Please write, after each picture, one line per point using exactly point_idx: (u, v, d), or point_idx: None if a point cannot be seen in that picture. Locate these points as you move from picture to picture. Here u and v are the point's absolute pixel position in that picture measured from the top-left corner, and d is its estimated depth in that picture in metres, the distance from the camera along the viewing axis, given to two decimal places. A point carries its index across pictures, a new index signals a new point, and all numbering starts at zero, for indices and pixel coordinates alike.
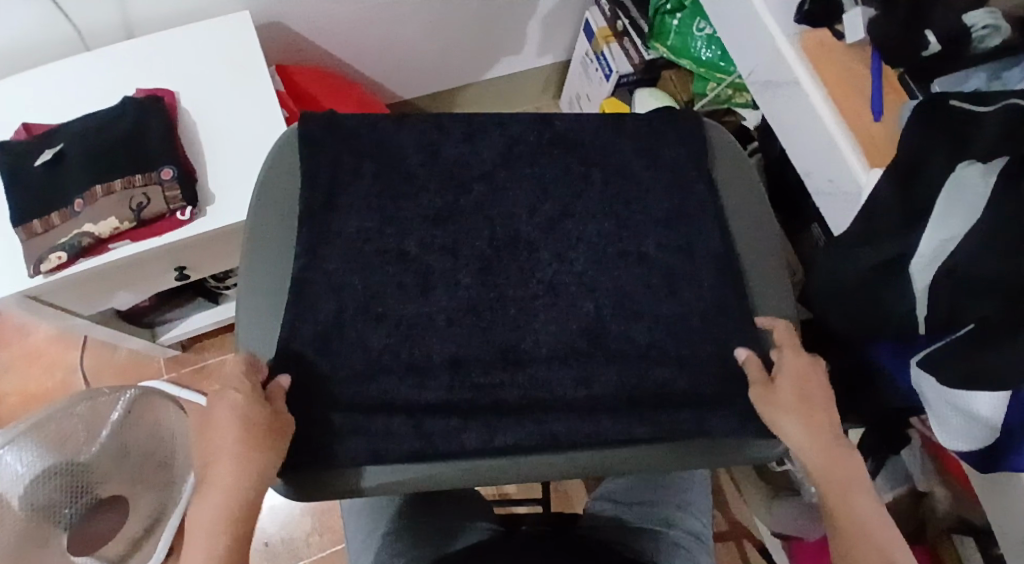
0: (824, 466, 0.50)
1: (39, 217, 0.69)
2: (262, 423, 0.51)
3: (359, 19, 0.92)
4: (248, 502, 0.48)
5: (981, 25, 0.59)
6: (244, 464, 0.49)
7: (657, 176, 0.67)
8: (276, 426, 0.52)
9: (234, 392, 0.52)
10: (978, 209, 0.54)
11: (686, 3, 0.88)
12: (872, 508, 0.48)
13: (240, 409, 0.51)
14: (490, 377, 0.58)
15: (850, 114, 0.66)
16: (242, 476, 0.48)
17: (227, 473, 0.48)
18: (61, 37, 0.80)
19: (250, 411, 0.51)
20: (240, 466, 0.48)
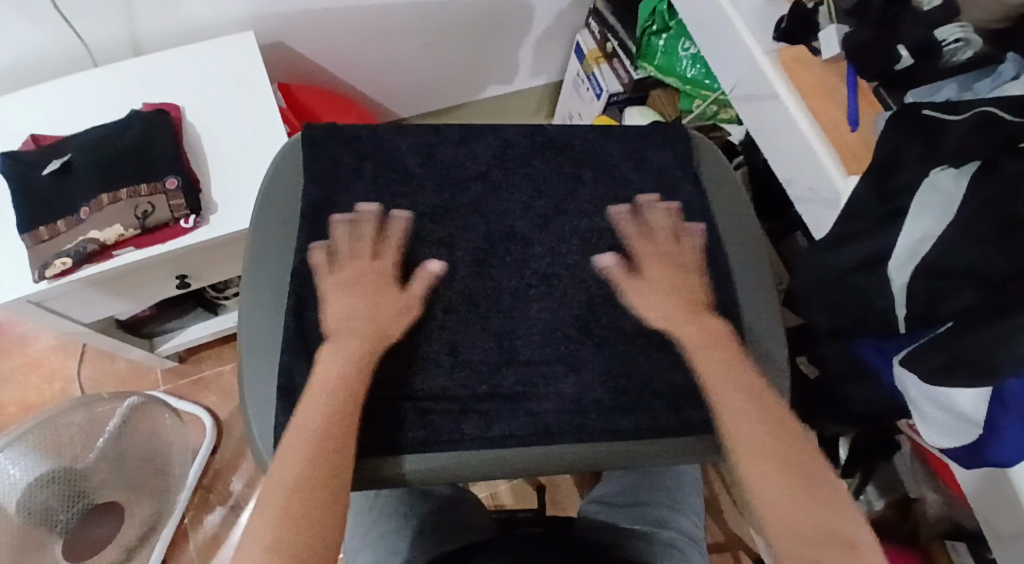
0: (726, 381, 0.55)
1: (45, 225, 0.71)
2: (386, 311, 0.60)
3: (359, 38, 0.96)
4: (364, 365, 0.56)
5: (952, 38, 0.62)
6: (365, 335, 0.58)
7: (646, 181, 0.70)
8: (407, 310, 0.61)
9: (370, 273, 0.61)
10: (950, 212, 0.57)
11: (672, 24, 0.90)
12: (756, 416, 0.53)
13: (363, 289, 0.60)
14: (490, 374, 0.60)
15: (828, 124, 0.69)
16: (346, 373, 0.55)
17: (349, 341, 0.57)
18: (72, 52, 0.83)
19: (381, 292, 0.60)
20: (353, 344, 0.57)
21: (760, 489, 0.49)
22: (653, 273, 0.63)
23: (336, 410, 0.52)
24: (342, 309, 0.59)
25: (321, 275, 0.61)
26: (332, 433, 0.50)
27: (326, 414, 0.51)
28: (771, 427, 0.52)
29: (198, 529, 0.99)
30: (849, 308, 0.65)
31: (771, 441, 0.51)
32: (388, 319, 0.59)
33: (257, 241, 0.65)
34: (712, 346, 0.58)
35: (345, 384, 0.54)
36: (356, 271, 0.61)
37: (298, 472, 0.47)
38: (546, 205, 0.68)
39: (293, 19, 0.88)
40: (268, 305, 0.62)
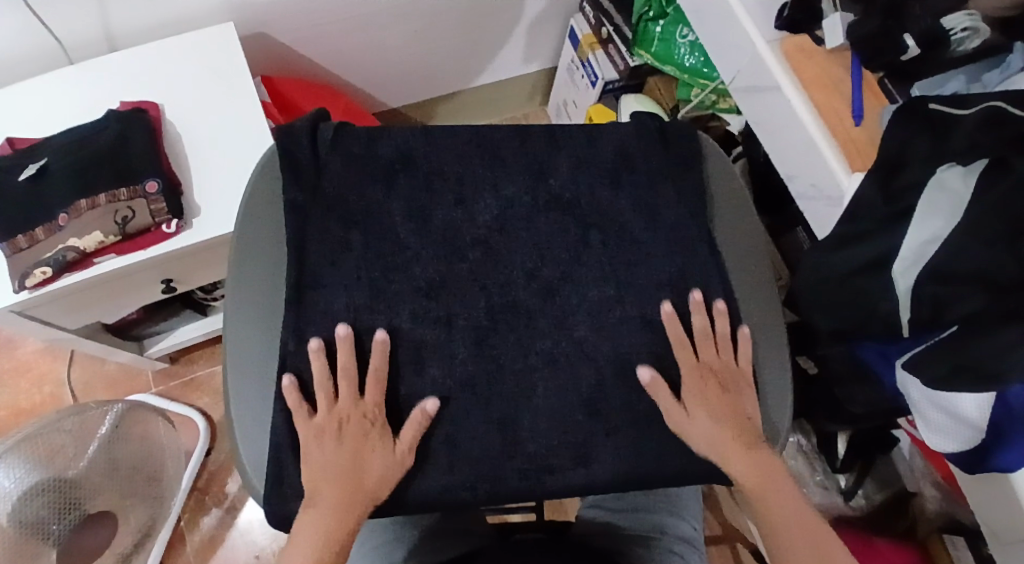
0: (724, 438, 0.59)
1: (23, 233, 0.69)
2: (370, 469, 0.56)
3: (344, 29, 0.92)
4: (353, 499, 0.55)
5: (960, 27, 0.59)
6: (348, 485, 0.55)
7: (641, 181, 0.68)
8: (396, 467, 0.57)
9: (345, 422, 0.57)
10: (959, 212, 0.54)
11: (669, 10, 0.87)
12: (792, 519, 0.56)
13: (345, 444, 0.56)
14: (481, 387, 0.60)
15: (831, 118, 0.67)
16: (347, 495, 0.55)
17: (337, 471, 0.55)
18: (45, 50, 0.79)
19: (366, 449, 0.57)
20: (341, 494, 0.55)
21: (777, 535, 0.56)
22: (696, 395, 0.60)
23: (329, 531, 0.53)
24: (327, 460, 0.55)
25: (298, 422, 0.57)
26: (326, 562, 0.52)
27: (314, 544, 0.53)
28: (806, 532, 0.55)
29: (195, 531, 0.99)
30: (852, 310, 0.64)
31: (806, 550, 0.54)
32: (373, 476, 0.56)
33: (243, 251, 0.63)
34: (717, 399, 0.60)
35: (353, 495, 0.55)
36: (337, 420, 0.57)
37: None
38: (538, 209, 0.66)
39: (275, 11, 0.85)
40: (255, 322, 0.61)
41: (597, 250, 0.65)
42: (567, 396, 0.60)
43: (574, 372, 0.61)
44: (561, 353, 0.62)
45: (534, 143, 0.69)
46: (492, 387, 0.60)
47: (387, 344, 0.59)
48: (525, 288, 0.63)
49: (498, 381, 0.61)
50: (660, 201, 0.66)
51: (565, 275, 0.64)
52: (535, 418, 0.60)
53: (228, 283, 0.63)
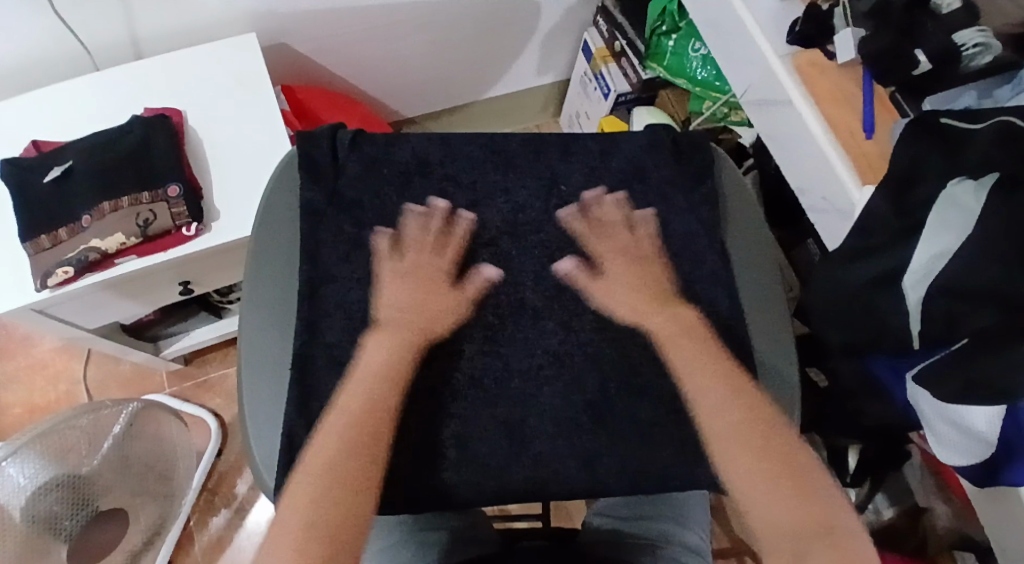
0: (713, 386, 0.56)
1: (46, 233, 0.71)
2: (441, 306, 0.62)
3: (362, 40, 0.94)
4: (404, 361, 0.58)
5: (971, 43, 0.60)
6: (401, 342, 0.59)
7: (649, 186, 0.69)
8: (457, 309, 0.62)
9: (436, 271, 0.63)
10: (970, 225, 0.55)
11: (681, 24, 0.88)
12: (732, 405, 0.55)
13: (416, 281, 0.62)
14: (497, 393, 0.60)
15: (843, 132, 0.67)
16: (396, 360, 0.58)
17: (382, 353, 0.58)
18: (72, 56, 0.82)
19: (435, 287, 0.62)
20: (398, 336, 0.59)
21: (733, 473, 0.51)
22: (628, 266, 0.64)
23: (359, 415, 0.53)
24: (391, 303, 0.61)
25: (384, 262, 0.63)
26: (359, 447, 0.51)
27: (348, 423, 0.53)
28: (749, 417, 0.54)
29: (204, 531, 1.00)
30: (860, 321, 0.64)
31: (748, 430, 0.53)
32: (440, 319, 0.61)
33: (259, 254, 0.64)
34: (692, 343, 0.59)
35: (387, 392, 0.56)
36: (416, 267, 0.63)
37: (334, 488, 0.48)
38: (549, 212, 0.67)
39: (295, 21, 0.87)
40: (270, 324, 0.62)
41: (607, 255, 0.66)
42: (576, 399, 0.61)
43: (584, 377, 0.62)
44: (570, 359, 0.62)
45: (543, 148, 0.70)
46: (500, 391, 0.61)
47: (455, 214, 0.66)
48: (536, 294, 0.64)
49: (508, 385, 0.61)
50: (672, 211, 0.67)
51: (576, 282, 0.65)
52: (546, 423, 0.60)
53: (244, 285, 0.64)
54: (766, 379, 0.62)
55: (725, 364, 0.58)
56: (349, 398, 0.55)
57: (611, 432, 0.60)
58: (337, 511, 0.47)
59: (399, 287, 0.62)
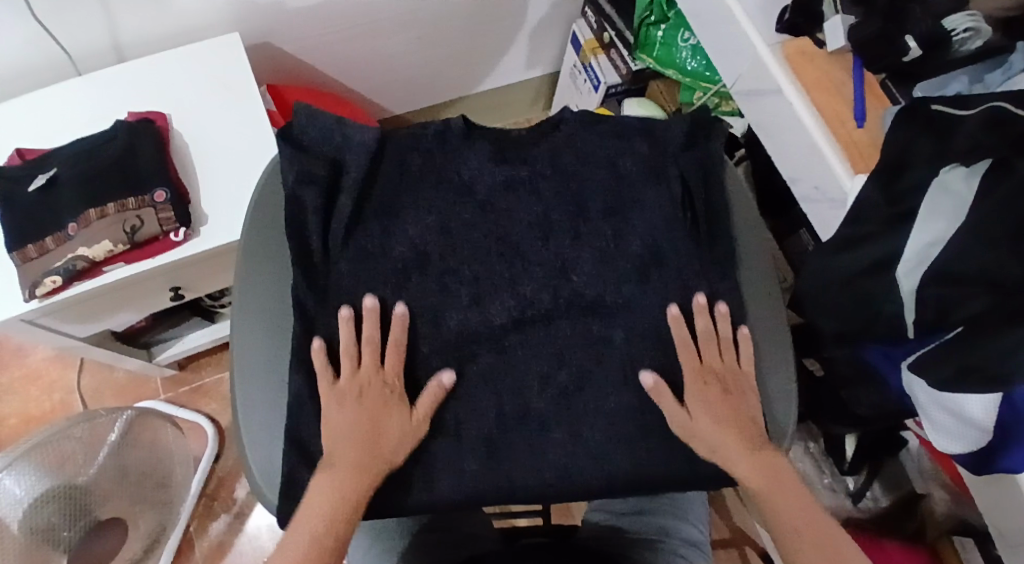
0: (728, 442, 0.57)
1: (33, 243, 0.70)
2: (390, 430, 0.56)
3: (348, 37, 0.93)
4: (371, 407, 0.57)
5: (962, 29, 0.58)
6: (366, 395, 0.57)
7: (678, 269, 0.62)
8: (412, 431, 0.57)
9: (384, 388, 0.58)
10: (963, 212, 0.54)
11: (670, 14, 0.86)
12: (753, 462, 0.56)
13: (364, 406, 0.57)
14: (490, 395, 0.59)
15: (834, 121, 0.67)
16: (364, 466, 0.55)
17: (347, 406, 0.57)
18: (53, 62, 0.80)
19: (385, 410, 0.57)
20: (365, 394, 0.57)
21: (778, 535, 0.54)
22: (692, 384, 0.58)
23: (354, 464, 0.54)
24: (337, 428, 0.56)
25: (322, 385, 0.57)
26: (339, 518, 0.53)
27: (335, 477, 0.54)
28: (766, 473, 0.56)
29: (203, 536, 1.00)
30: (855, 312, 0.64)
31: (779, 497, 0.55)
32: (390, 444, 0.56)
33: (249, 259, 0.63)
34: (701, 383, 0.58)
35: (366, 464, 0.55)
36: (358, 386, 0.57)
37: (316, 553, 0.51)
38: (559, 307, 0.61)
39: (279, 20, 0.86)
40: (260, 329, 0.61)
41: None
42: None
43: None
44: None
45: (557, 213, 0.63)
46: None
47: (407, 319, 0.59)
48: None
49: None
50: None
51: None
52: None
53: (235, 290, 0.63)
54: (762, 371, 0.62)
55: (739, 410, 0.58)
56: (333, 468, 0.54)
57: None
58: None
59: (347, 411, 0.57)
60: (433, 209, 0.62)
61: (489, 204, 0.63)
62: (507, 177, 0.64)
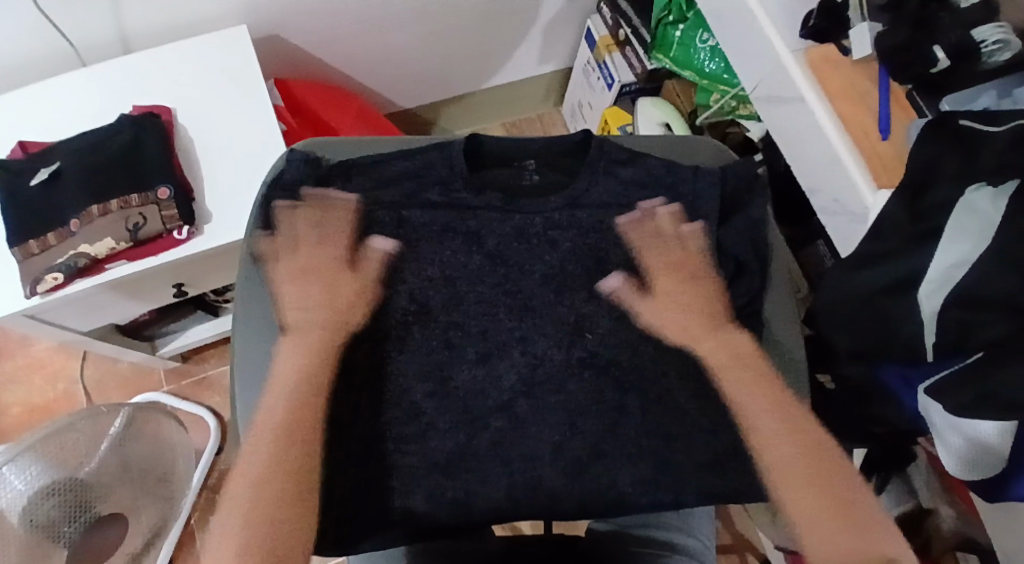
0: (762, 404, 0.54)
1: (35, 238, 0.69)
2: (353, 309, 0.57)
3: (358, 31, 0.91)
4: (325, 363, 0.55)
5: (991, 40, 0.57)
6: (309, 364, 0.54)
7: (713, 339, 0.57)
8: (368, 307, 0.58)
9: (324, 264, 0.58)
10: (987, 236, 0.53)
11: (689, 14, 0.83)
12: (767, 407, 0.54)
13: (322, 281, 0.57)
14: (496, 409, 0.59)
15: (857, 131, 0.64)
16: (327, 348, 0.55)
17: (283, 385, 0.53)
18: (57, 53, 0.79)
19: (337, 284, 0.57)
20: (313, 348, 0.55)
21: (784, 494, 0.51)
22: (664, 289, 0.59)
23: (283, 432, 0.51)
24: (291, 304, 0.56)
25: (275, 263, 0.58)
26: (271, 486, 0.48)
27: (267, 445, 0.50)
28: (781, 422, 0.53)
29: (205, 529, 1.00)
30: (870, 331, 0.62)
31: (790, 445, 0.52)
32: (349, 321, 0.57)
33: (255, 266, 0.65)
34: (740, 368, 0.56)
35: (279, 435, 0.51)
36: (301, 262, 0.57)
37: (270, 528, 0.47)
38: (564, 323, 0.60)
39: (288, 13, 0.84)
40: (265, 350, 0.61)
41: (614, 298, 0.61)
42: (574, 412, 0.60)
43: (582, 390, 0.60)
44: (569, 370, 0.60)
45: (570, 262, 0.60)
46: (499, 406, 0.60)
47: (392, 253, 0.59)
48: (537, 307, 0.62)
49: (507, 401, 0.60)
50: None
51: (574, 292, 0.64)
52: (546, 437, 0.59)
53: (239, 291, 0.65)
54: None
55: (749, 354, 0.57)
56: (257, 443, 0.50)
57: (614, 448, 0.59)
58: (271, 542, 0.47)
59: (297, 285, 0.57)
60: (437, 260, 0.60)
61: (498, 255, 0.60)
62: (519, 227, 0.60)
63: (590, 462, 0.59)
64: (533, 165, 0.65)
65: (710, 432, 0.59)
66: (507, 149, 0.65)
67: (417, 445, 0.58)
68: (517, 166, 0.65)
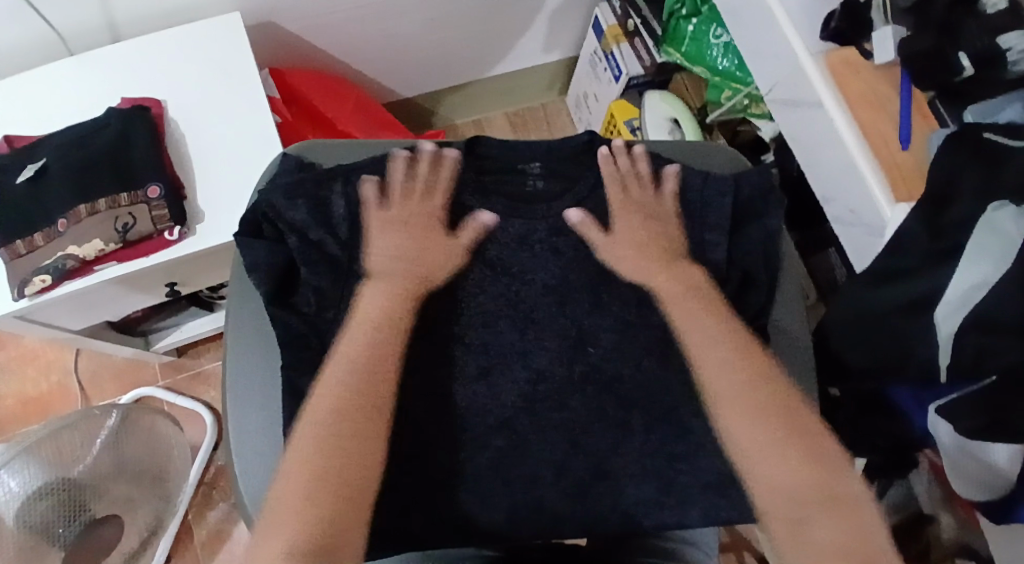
0: (738, 372, 0.52)
1: (22, 238, 0.67)
2: (433, 256, 0.58)
3: (357, 17, 0.87)
4: (408, 306, 0.56)
5: (1018, 48, 0.55)
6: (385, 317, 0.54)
7: (702, 311, 0.56)
8: (453, 256, 0.59)
9: (422, 216, 0.60)
10: (1009, 258, 0.51)
11: (703, 8, 0.80)
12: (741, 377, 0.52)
13: (409, 228, 0.59)
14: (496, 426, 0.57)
15: (876, 141, 0.62)
16: (413, 291, 0.57)
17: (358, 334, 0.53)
18: (42, 42, 0.75)
19: (424, 232, 0.59)
20: (398, 288, 0.56)
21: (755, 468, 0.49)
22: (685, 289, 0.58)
23: (364, 383, 0.51)
24: (382, 251, 0.58)
25: (371, 210, 0.59)
26: (349, 424, 0.49)
27: (355, 383, 0.50)
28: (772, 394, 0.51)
29: (201, 523, 0.99)
30: (882, 350, 0.60)
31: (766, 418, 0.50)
32: (435, 266, 0.58)
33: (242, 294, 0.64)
34: (716, 331, 0.55)
35: (361, 378, 0.51)
36: (406, 213, 0.59)
37: (340, 467, 0.47)
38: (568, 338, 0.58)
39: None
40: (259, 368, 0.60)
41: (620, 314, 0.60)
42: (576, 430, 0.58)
43: (585, 407, 0.58)
44: (572, 388, 0.59)
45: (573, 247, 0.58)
46: (500, 423, 0.58)
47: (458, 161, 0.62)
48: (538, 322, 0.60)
49: (508, 417, 0.58)
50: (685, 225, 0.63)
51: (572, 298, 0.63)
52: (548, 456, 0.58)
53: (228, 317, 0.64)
54: None
55: (721, 323, 0.55)
56: (340, 377, 0.51)
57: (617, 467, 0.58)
58: (346, 473, 0.47)
59: (384, 232, 0.59)
60: (437, 269, 0.59)
61: (500, 264, 0.60)
62: (522, 233, 0.60)
63: (593, 483, 0.57)
64: (538, 168, 0.63)
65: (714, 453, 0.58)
66: (507, 153, 0.64)
67: (415, 462, 0.57)
68: (521, 170, 0.63)
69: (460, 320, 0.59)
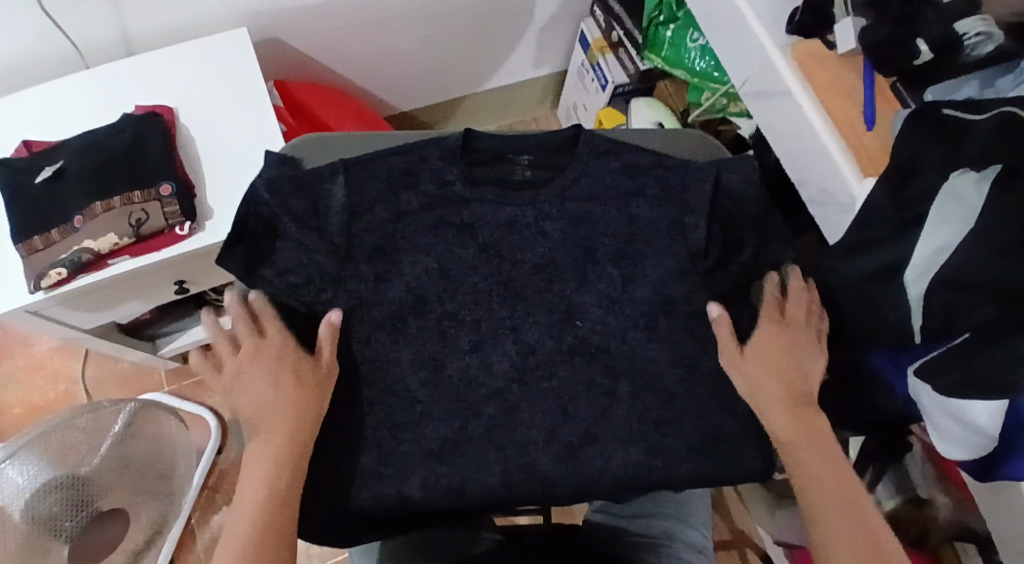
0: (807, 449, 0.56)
1: (39, 234, 0.70)
2: (301, 383, 0.57)
3: (356, 33, 0.93)
4: (287, 451, 0.54)
5: (973, 32, 0.59)
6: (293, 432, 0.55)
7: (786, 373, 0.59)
8: (321, 375, 0.57)
9: (274, 352, 0.57)
10: (971, 219, 0.54)
11: (679, 14, 0.86)
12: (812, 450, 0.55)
13: (272, 368, 0.57)
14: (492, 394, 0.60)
15: (843, 123, 0.66)
16: (281, 433, 0.55)
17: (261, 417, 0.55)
18: (61, 55, 0.81)
19: (283, 365, 0.57)
20: (266, 430, 0.55)
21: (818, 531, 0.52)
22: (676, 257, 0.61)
23: (261, 504, 0.53)
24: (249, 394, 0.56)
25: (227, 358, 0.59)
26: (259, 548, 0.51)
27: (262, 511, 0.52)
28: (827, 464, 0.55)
29: (205, 529, 1.00)
30: (858, 317, 0.64)
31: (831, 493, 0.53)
32: (288, 406, 0.56)
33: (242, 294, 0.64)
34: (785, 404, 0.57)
35: (273, 507, 0.53)
36: (273, 348, 0.58)
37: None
38: (560, 310, 0.62)
39: (287, 15, 0.86)
40: None
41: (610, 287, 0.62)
42: (567, 397, 0.61)
43: (574, 376, 0.61)
44: (562, 357, 0.61)
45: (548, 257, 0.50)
46: (494, 392, 0.61)
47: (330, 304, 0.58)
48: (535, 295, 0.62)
49: (500, 390, 0.61)
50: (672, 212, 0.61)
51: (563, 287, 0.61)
52: (542, 423, 0.60)
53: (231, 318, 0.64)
54: None
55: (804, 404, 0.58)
56: (244, 510, 0.52)
57: (608, 432, 0.61)
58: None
59: (257, 377, 0.57)
60: (432, 250, 0.60)
61: (491, 247, 0.61)
62: (510, 219, 0.61)
63: (581, 447, 0.60)
64: (527, 161, 0.64)
65: (699, 415, 0.61)
66: (499, 145, 0.64)
67: (410, 430, 0.59)
68: (510, 161, 0.64)
69: (454, 296, 0.61)
